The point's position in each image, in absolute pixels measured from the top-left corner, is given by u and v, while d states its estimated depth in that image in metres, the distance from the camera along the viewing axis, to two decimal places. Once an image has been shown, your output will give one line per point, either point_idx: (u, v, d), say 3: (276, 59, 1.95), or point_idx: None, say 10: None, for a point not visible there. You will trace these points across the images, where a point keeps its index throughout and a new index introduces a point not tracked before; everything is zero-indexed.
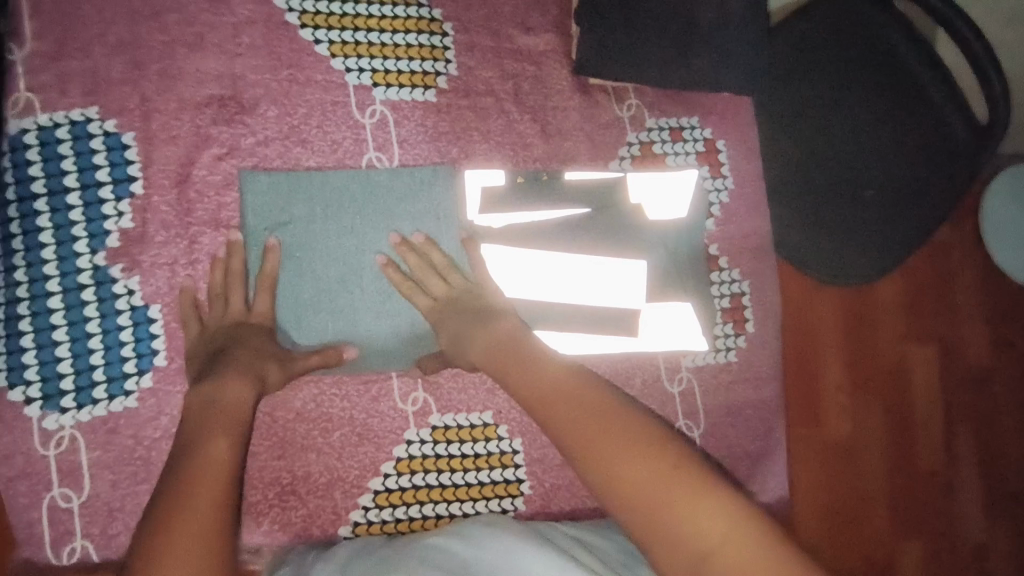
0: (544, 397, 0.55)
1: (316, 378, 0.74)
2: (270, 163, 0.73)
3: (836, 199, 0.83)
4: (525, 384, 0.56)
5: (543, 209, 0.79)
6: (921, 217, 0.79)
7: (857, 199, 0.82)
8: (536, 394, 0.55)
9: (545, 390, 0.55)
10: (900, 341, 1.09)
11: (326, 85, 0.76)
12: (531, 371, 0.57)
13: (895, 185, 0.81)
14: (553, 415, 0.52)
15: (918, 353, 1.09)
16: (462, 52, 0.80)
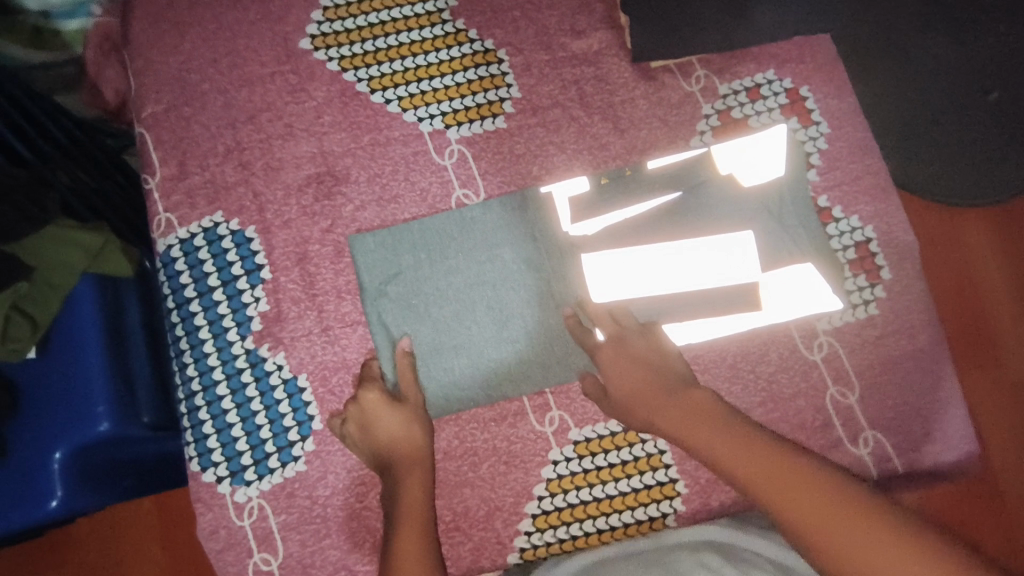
0: (721, 452, 0.57)
1: (455, 415, 0.75)
2: (372, 224, 0.79)
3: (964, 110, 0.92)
4: (707, 442, 0.58)
5: (634, 204, 0.78)
6: None
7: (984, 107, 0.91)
8: (721, 459, 0.57)
9: (740, 456, 0.55)
10: None
11: (405, 140, 0.80)
12: (726, 446, 0.57)
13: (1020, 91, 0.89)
14: (763, 489, 0.53)
15: None
16: (521, 73, 0.82)
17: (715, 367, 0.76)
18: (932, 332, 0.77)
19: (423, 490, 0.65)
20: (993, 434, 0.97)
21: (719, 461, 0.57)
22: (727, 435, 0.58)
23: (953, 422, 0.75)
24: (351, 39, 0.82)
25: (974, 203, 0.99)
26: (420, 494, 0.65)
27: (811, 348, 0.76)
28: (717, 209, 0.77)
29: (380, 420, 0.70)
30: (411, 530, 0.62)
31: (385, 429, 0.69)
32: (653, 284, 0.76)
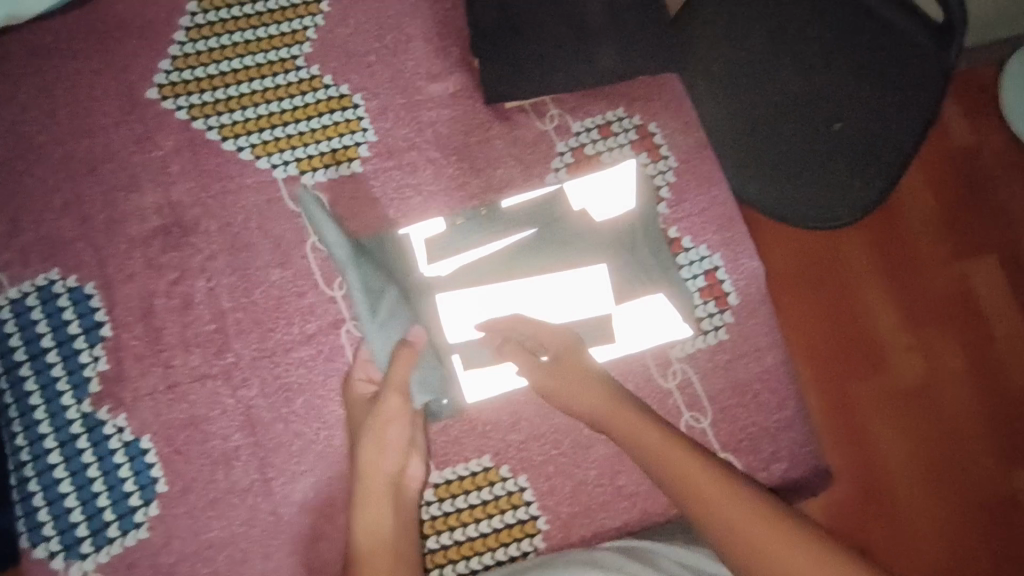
0: (644, 432, 0.61)
1: (312, 466, 0.75)
2: (223, 274, 0.77)
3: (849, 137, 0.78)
4: (623, 421, 0.63)
5: (489, 241, 0.79)
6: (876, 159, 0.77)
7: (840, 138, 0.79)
8: (640, 433, 0.61)
9: (660, 438, 0.59)
10: (948, 263, 1.02)
11: (258, 187, 0.79)
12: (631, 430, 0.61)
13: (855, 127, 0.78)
14: (664, 466, 0.57)
15: (974, 266, 1.01)
16: (376, 117, 0.82)
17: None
18: (776, 353, 0.81)
19: (383, 504, 0.67)
20: (871, 442, 0.95)
21: (639, 439, 0.60)
22: (682, 455, 0.57)
23: (797, 440, 0.80)
24: (200, 86, 0.80)
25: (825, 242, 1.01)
26: (378, 506, 0.67)
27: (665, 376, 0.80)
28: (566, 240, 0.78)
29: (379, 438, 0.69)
30: (383, 559, 0.63)
31: (364, 453, 0.68)
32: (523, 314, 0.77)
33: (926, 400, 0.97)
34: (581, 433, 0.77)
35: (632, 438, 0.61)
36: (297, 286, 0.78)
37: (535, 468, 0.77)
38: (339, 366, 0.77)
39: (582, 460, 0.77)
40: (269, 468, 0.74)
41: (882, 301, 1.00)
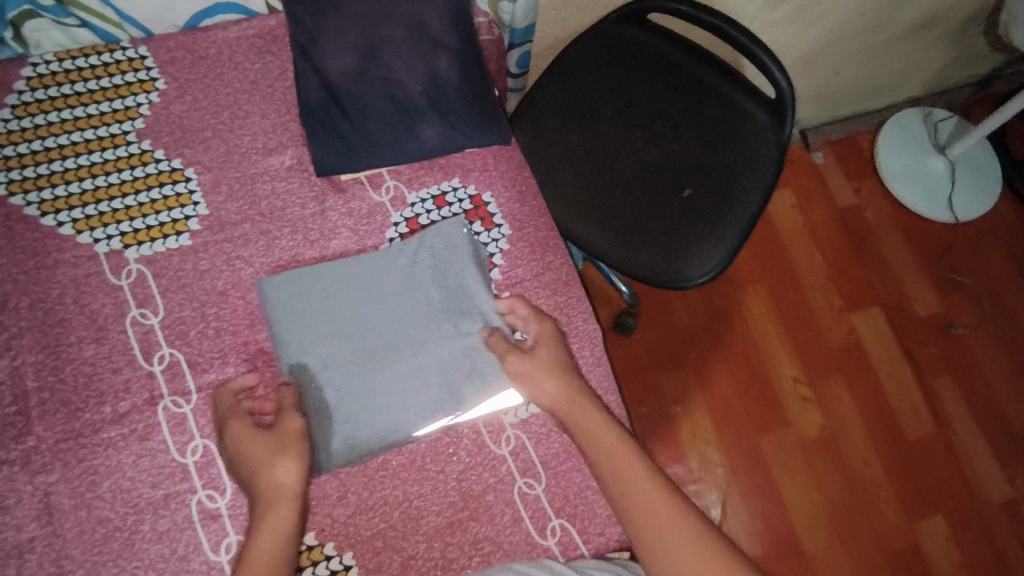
0: (628, 467, 0.68)
1: (112, 556, 0.68)
2: (30, 352, 0.74)
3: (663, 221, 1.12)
4: (626, 469, 0.68)
5: (387, 290, 0.81)
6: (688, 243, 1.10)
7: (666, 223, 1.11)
8: (619, 468, 0.68)
9: (633, 473, 0.68)
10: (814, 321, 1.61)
11: (76, 261, 0.78)
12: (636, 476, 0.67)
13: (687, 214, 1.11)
14: (643, 502, 0.65)
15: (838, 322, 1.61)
16: (208, 191, 0.83)
17: (403, 471, 0.76)
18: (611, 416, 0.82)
19: (285, 528, 0.64)
20: None
21: (615, 470, 0.69)
22: (616, 439, 0.71)
23: None
24: (22, 163, 0.80)
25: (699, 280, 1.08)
26: (277, 534, 0.64)
27: (501, 441, 0.78)
28: (455, 296, 0.81)
29: (278, 458, 0.67)
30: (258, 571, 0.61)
31: (285, 468, 0.66)
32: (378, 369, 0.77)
33: None
34: (411, 505, 0.75)
35: (594, 431, 0.71)
36: (112, 363, 0.75)
37: (362, 545, 0.73)
38: (154, 445, 0.73)
39: (411, 533, 0.74)
40: (66, 562, 0.68)
41: None
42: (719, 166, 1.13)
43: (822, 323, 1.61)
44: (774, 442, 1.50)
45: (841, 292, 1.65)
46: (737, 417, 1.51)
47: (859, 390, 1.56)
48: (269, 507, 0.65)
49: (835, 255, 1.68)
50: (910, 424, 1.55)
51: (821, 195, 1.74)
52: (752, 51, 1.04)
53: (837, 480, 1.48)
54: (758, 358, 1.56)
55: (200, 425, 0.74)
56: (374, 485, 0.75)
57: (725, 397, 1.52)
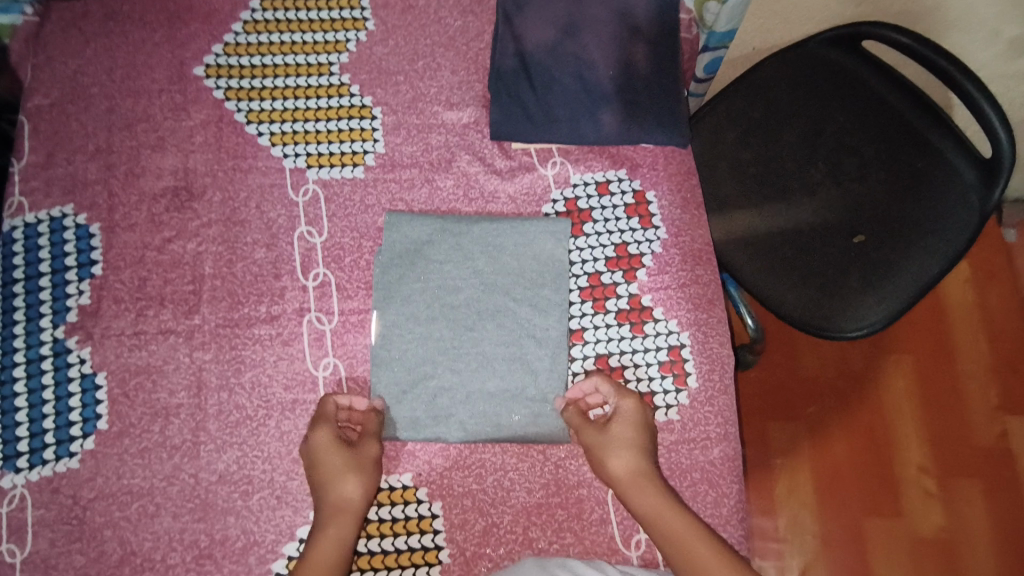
0: (619, 467, 0.69)
1: (240, 440, 0.75)
2: (211, 241, 0.82)
3: (828, 259, 1.04)
4: (613, 470, 0.70)
5: (488, 270, 0.81)
6: (851, 287, 1.01)
7: (833, 263, 1.03)
8: (613, 472, 0.70)
9: (626, 473, 0.69)
10: (959, 408, 1.43)
11: (266, 171, 0.85)
12: (629, 482, 0.68)
13: (859, 258, 1.02)
14: (646, 513, 0.67)
15: (988, 418, 1.42)
16: (389, 131, 0.87)
17: (507, 441, 0.76)
18: (725, 448, 0.77)
19: (339, 543, 0.66)
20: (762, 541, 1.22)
21: (608, 473, 0.70)
22: (692, 531, 0.64)
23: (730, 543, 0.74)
24: (242, 74, 0.89)
25: (859, 331, 0.99)
26: (336, 549, 0.65)
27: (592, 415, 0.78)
28: (534, 298, 0.80)
29: (352, 472, 0.70)
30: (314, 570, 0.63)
31: (354, 479, 0.69)
32: (456, 345, 0.78)
33: (831, 512, 1.37)
34: (505, 475, 0.75)
35: (623, 479, 0.69)
36: (276, 270, 0.81)
37: (452, 499, 0.75)
38: (294, 351, 0.79)
39: (499, 503, 0.75)
40: (202, 433, 0.75)
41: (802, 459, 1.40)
42: (904, 219, 1.00)
43: (971, 416, 1.43)
44: (879, 530, 1.36)
45: (1002, 388, 1.44)
46: (844, 488, 1.38)
47: (997, 500, 1.37)
48: (356, 476, 0.69)
49: (1006, 347, 1.47)
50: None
51: (1006, 277, 1.52)
52: (975, 100, 0.89)
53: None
54: (885, 434, 1.42)
55: (335, 345, 0.79)
56: (470, 443, 0.76)
57: (836, 463, 1.40)
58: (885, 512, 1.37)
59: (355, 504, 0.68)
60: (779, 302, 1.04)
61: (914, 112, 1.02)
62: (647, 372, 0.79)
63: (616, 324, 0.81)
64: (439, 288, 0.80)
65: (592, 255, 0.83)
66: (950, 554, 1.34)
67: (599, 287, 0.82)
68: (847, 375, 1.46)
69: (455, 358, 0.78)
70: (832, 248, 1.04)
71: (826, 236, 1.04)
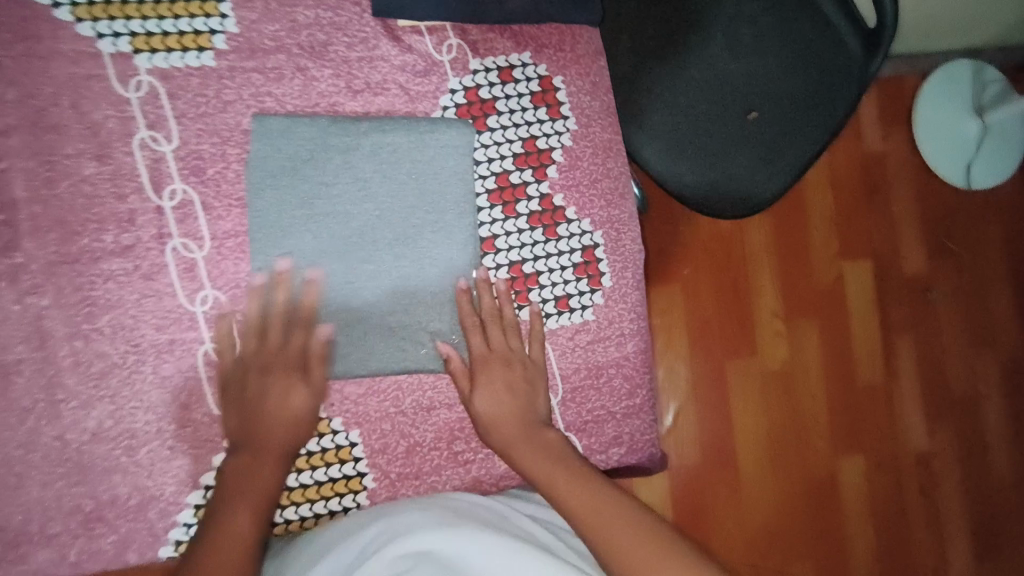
0: (518, 447, 0.66)
1: (110, 393, 0.66)
2: (16, 156, 0.64)
3: (726, 132, 1.01)
4: (519, 458, 0.66)
5: (383, 194, 0.71)
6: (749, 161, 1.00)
7: (733, 140, 1.01)
8: (514, 453, 0.66)
9: (520, 430, 0.67)
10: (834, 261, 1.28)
11: (75, 57, 0.66)
12: (523, 445, 0.66)
13: (758, 136, 1.00)
14: (532, 468, 0.64)
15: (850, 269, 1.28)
16: (240, 4, 0.69)
17: (419, 372, 0.72)
18: (639, 342, 0.79)
19: (252, 516, 0.60)
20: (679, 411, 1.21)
21: (499, 433, 0.68)
22: (613, 510, 0.57)
23: (641, 428, 0.80)
24: None
25: (751, 206, 1.00)
26: (251, 527, 0.59)
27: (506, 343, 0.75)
28: (438, 227, 0.72)
29: (288, 392, 0.66)
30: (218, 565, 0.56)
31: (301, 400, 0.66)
32: (351, 280, 0.70)
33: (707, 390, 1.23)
34: (424, 395, 0.73)
35: (512, 446, 0.67)
36: (116, 188, 0.66)
37: (371, 426, 0.72)
38: (160, 286, 0.67)
39: (421, 422, 0.74)
40: (59, 390, 0.65)
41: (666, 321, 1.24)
42: (793, 97, 0.98)
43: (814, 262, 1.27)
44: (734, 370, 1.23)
45: (843, 232, 1.28)
46: (704, 335, 1.23)
47: (835, 338, 1.27)
48: (290, 394, 0.66)
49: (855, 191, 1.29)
50: (868, 370, 1.27)
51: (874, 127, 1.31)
52: None
53: (785, 416, 1.24)
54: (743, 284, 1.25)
55: (211, 276, 0.68)
56: (372, 383, 0.72)
57: (704, 317, 1.24)
58: (737, 378, 1.23)
59: (245, 535, 0.59)
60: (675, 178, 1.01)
61: None
62: (563, 275, 0.77)
63: (528, 229, 0.76)
64: (324, 217, 0.69)
65: (498, 153, 0.75)
66: (832, 398, 1.26)
67: (508, 188, 0.76)
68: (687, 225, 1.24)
69: (353, 293, 0.70)
70: (734, 123, 1.00)
71: (721, 115, 1.01)
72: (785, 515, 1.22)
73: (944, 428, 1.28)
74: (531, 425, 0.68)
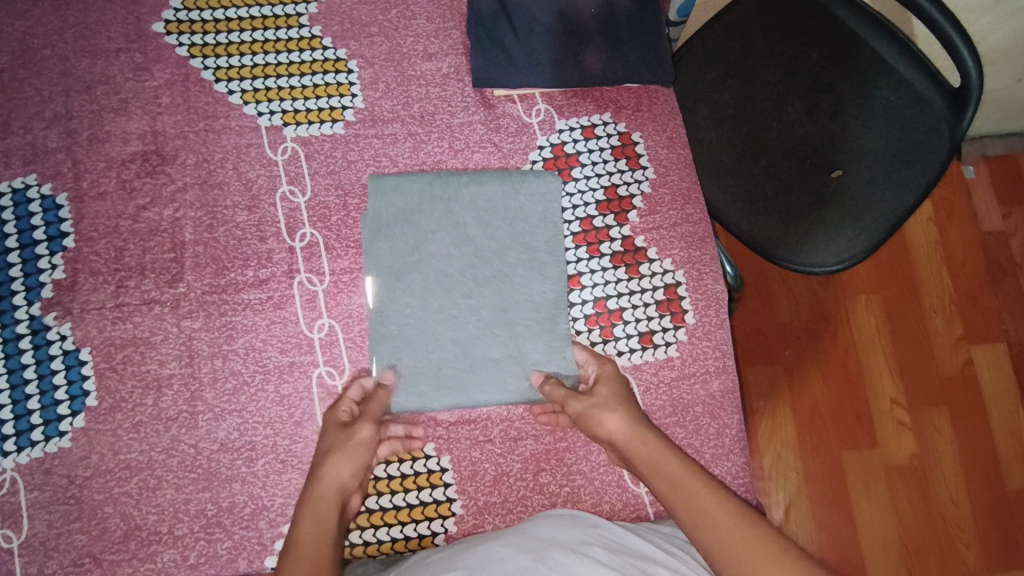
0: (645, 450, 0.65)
1: (239, 407, 0.73)
2: (188, 206, 0.79)
3: (810, 192, 0.99)
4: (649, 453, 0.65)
5: (481, 238, 0.80)
6: (838, 218, 0.97)
7: (818, 200, 0.98)
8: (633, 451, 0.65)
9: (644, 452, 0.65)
10: (957, 346, 1.27)
11: (240, 130, 0.82)
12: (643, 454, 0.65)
13: (846, 195, 0.97)
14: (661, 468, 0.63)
15: (975, 354, 1.26)
16: (367, 86, 0.84)
17: (513, 403, 0.76)
18: (725, 380, 0.78)
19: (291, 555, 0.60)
20: (799, 503, 1.19)
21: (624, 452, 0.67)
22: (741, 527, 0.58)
23: (734, 473, 0.76)
24: (204, 28, 0.84)
25: (840, 264, 0.96)
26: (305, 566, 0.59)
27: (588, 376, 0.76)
28: (530, 265, 0.79)
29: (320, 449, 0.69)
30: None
31: (334, 460, 0.66)
32: (452, 316, 0.77)
33: (833, 484, 1.20)
34: (512, 425, 0.76)
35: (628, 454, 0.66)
36: (260, 232, 0.78)
37: (461, 452, 0.74)
38: (286, 314, 0.76)
39: (508, 452, 0.75)
40: (199, 403, 0.73)
41: (783, 409, 1.23)
42: (880, 152, 0.97)
43: (935, 348, 1.26)
44: (856, 461, 1.21)
45: (964, 317, 1.28)
46: (819, 423, 1.23)
47: (967, 429, 1.23)
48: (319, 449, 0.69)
49: (970, 278, 1.30)
50: (1011, 468, 1.22)
51: (966, 212, 1.33)
52: (944, 32, 0.83)
53: (920, 515, 1.19)
54: (858, 369, 1.25)
55: (329, 306, 0.77)
56: (472, 410, 0.75)
57: (815, 404, 1.23)
58: (864, 471, 1.21)
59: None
60: (757, 237, 1.00)
61: (873, 43, 0.99)
62: (645, 312, 0.79)
63: (611, 268, 0.80)
64: (429, 259, 0.78)
65: (582, 200, 0.83)
66: (975, 498, 1.20)
67: (592, 232, 0.82)
68: (797, 310, 1.28)
69: (455, 326, 0.77)
70: (815, 185, 0.99)
71: (805, 175, 0.99)
72: None
73: None
74: (650, 446, 0.65)
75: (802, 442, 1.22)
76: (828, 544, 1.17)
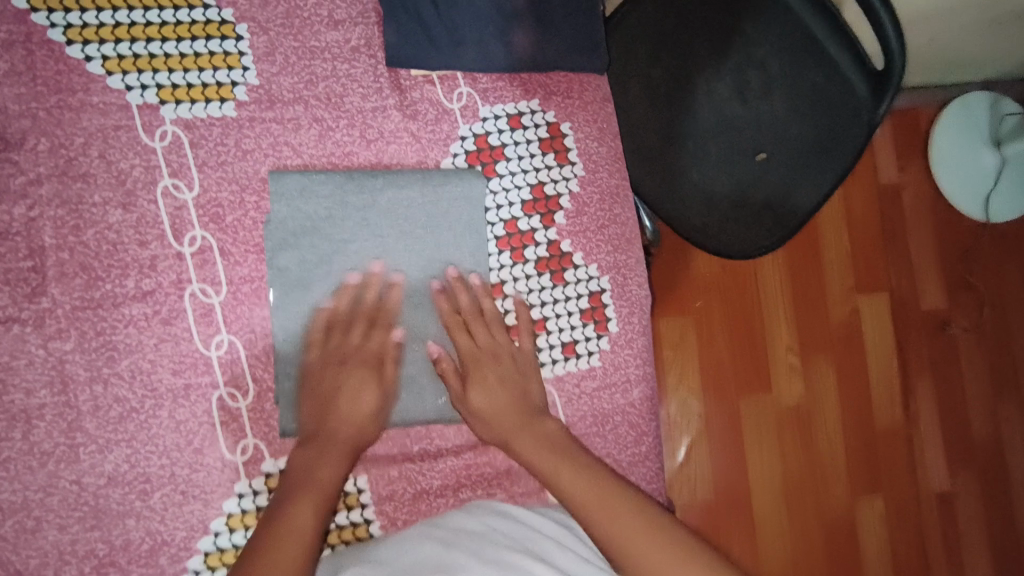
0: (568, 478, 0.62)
1: (128, 436, 0.66)
2: (45, 204, 0.66)
3: (732, 172, 0.97)
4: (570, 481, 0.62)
5: (399, 249, 0.73)
6: (756, 198, 0.97)
7: (738, 180, 0.97)
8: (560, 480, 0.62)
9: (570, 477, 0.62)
10: (845, 296, 1.33)
11: (105, 109, 0.69)
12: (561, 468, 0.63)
13: (767, 177, 0.96)
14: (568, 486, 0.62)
15: (861, 302, 1.33)
16: (261, 58, 0.73)
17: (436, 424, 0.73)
18: (645, 388, 0.79)
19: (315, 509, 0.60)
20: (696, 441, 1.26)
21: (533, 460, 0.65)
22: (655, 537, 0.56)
23: (648, 477, 0.78)
24: None
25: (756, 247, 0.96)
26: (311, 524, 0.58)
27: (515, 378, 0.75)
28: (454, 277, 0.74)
29: (355, 369, 0.68)
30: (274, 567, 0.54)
31: (370, 389, 0.68)
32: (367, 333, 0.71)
33: (726, 423, 1.27)
34: (432, 442, 0.74)
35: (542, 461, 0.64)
36: (139, 235, 0.68)
37: (378, 472, 0.72)
38: (177, 331, 0.68)
39: (428, 469, 0.73)
40: (79, 434, 0.65)
41: (688, 358, 1.27)
42: (803, 138, 0.94)
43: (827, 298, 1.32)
44: (750, 402, 1.28)
45: (856, 268, 1.34)
46: (721, 368, 1.28)
47: (846, 372, 1.32)
48: (353, 372, 0.68)
49: (866, 232, 1.34)
50: (880, 407, 1.33)
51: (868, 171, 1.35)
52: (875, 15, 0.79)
53: (798, 449, 1.29)
54: (760, 318, 1.29)
55: (227, 321, 0.69)
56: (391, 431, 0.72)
57: (717, 351, 1.28)
58: (755, 413, 1.28)
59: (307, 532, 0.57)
60: (676, 212, 0.99)
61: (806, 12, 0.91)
62: (569, 321, 0.77)
63: (536, 274, 0.77)
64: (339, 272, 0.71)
65: (507, 199, 0.77)
66: (846, 432, 1.31)
67: (517, 234, 0.77)
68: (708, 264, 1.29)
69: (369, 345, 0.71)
70: (737, 164, 0.97)
71: (731, 155, 0.97)
72: (801, 542, 1.27)
73: (956, 465, 1.34)
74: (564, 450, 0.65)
75: (703, 387, 1.27)
76: (718, 476, 1.26)
